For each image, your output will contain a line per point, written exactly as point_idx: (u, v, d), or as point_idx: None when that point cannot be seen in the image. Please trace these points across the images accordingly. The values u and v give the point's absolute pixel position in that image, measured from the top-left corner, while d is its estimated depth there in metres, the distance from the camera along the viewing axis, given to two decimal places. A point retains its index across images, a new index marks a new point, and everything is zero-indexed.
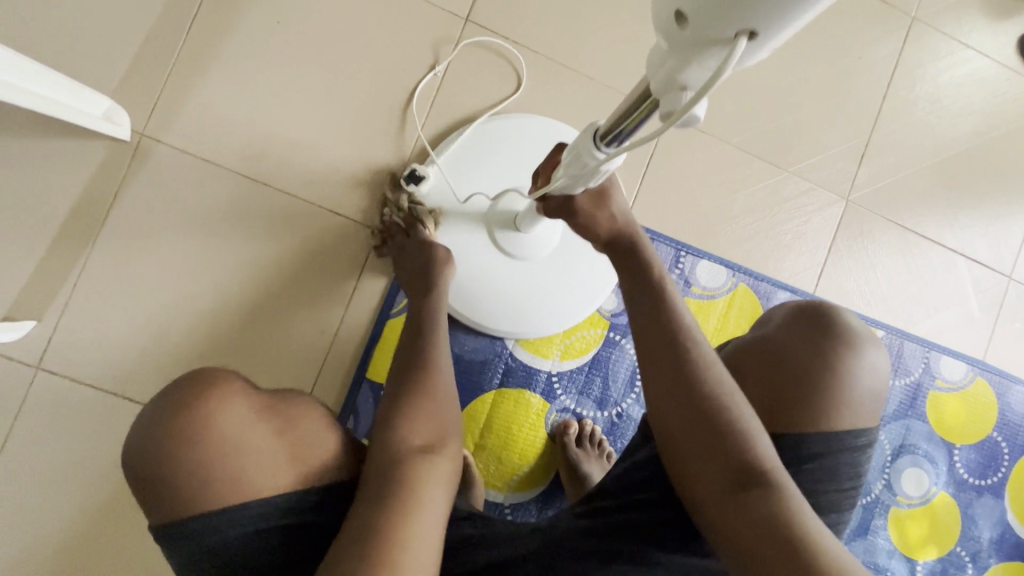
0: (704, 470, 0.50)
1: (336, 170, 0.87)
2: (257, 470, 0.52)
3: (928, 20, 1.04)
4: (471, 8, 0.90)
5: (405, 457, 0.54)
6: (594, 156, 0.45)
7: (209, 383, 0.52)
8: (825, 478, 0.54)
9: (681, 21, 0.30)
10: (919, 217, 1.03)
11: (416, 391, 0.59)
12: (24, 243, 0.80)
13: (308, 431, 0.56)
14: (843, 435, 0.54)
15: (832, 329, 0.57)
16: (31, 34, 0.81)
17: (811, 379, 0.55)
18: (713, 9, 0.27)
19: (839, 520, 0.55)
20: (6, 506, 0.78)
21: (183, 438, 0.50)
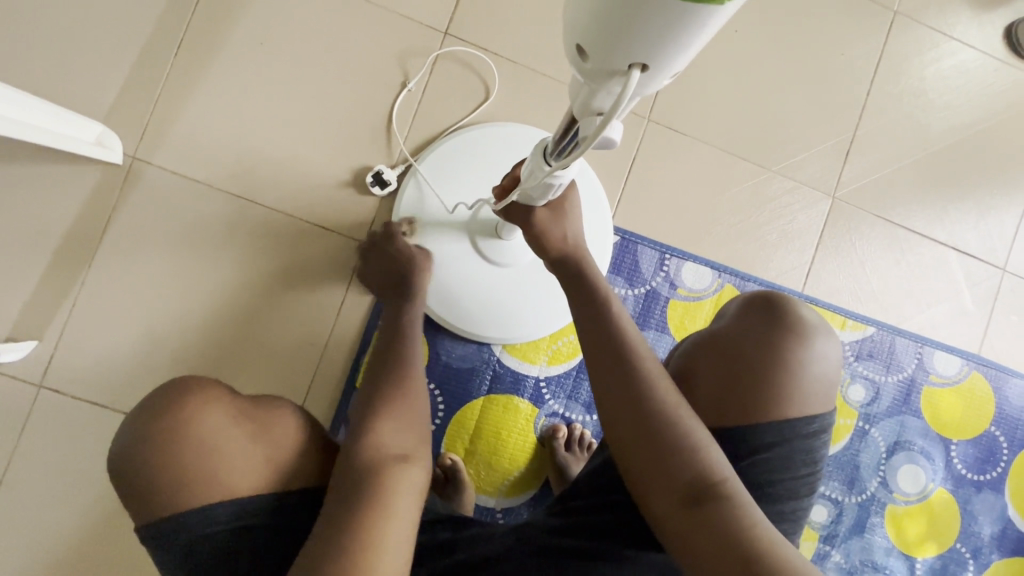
0: (657, 482, 0.51)
1: (322, 185, 0.89)
2: (233, 472, 0.54)
3: (910, 14, 1.03)
4: (449, 21, 0.92)
5: (380, 462, 0.54)
6: (544, 171, 0.48)
7: (193, 391, 0.55)
8: (781, 467, 0.55)
9: (581, 55, 0.32)
10: (908, 212, 1.03)
11: (389, 395, 0.60)
12: (25, 266, 0.83)
13: (284, 433, 0.57)
14: (796, 423, 0.55)
15: (780, 320, 0.57)
16: (26, 65, 0.84)
17: (759, 371, 0.55)
18: (603, 44, 0.29)
19: (797, 507, 0.56)
20: (14, 520, 0.81)
21: (166, 440, 0.53)
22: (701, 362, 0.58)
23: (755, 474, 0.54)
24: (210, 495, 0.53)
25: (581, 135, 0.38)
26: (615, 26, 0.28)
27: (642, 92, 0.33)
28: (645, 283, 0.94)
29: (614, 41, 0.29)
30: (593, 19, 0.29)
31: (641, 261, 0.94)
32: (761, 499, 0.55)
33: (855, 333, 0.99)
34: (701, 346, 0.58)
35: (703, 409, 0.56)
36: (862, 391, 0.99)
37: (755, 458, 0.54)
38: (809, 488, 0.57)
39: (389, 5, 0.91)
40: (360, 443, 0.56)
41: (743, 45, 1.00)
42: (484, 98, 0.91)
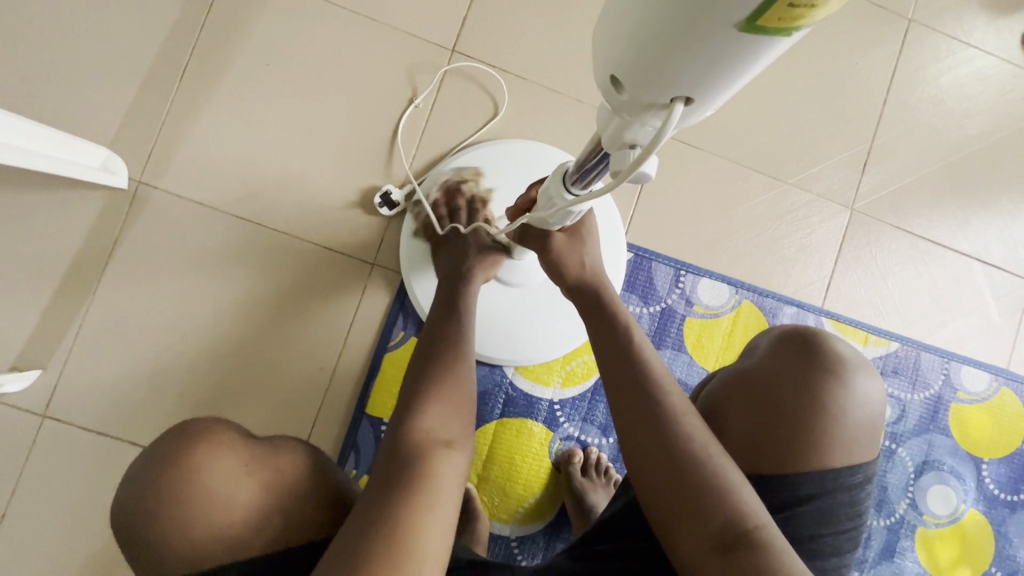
0: (689, 526, 0.48)
1: (329, 206, 0.87)
2: (243, 523, 0.52)
3: (924, 21, 1.01)
4: (456, 38, 0.91)
5: (427, 448, 0.53)
6: (564, 199, 0.46)
7: (200, 437, 0.53)
8: (824, 522, 0.52)
9: (617, 86, 0.30)
10: (929, 223, 1.00)
11: (440, 378, 0.58)
12: (28, 294, 0.82)
13: (295, 482, 0.55)
14: (840, 472, 0.52)
15: (817, 357, 0.54)
16: (31, 91, 0.83)
17: (797, 414, 0.53)
18: (645, 77, 0.28)
19: (841, 564, 0.54)
20: (16, 554, 0.78)
21: (172, 492, 0.50)
22: (735, 402, 0.55)
23: (797, 527, 0.52)
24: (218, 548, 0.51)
25: (611, 167, 0.36)
26: (659, 59, 0.26)
27: (679, 124, 0.32)
28: (660, 301, 0.91)
29: (658, 74, 0.27)
30: (634, 52, 0.27)
31: (656, 278, 0.91)
32: (804, 554, 0.52)
33: (879, 349, 0.96)
34: (731, 384, 0.56)
35: (738, 453, 0.54)
36: (888, 409, 0.95)
37: (797, 509, 0.51)
38: (853, 543, 0.54)
39: (396, 23, 0.90)
40: (409, 425, 0.54)
41: None
42: (492, 115, 0.90)
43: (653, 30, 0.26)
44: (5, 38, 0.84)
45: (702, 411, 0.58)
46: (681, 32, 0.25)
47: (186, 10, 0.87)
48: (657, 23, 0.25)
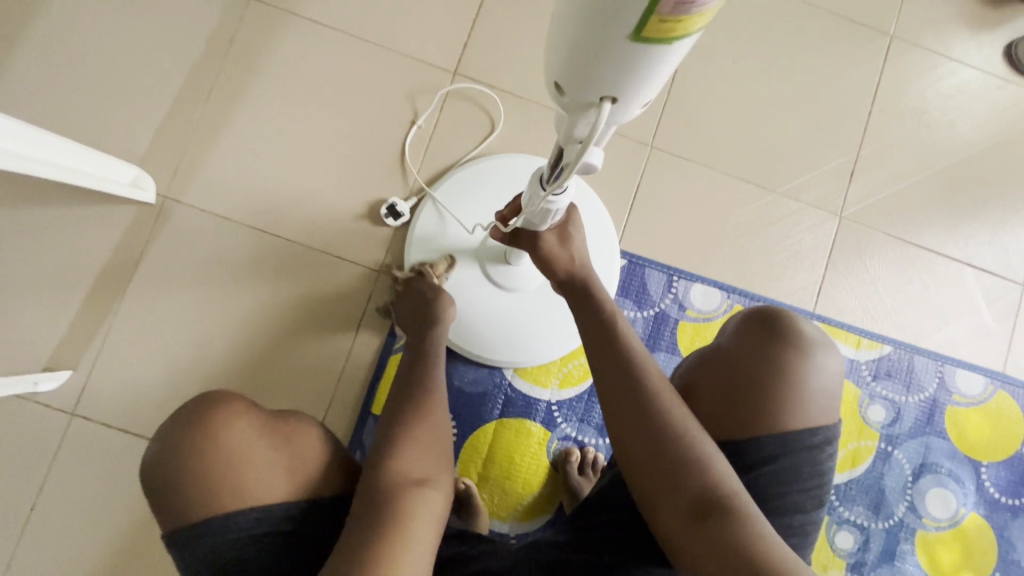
0: (668, 500, 0.52)
1: (339, 218, 0.93)
2: (255, 481, 0.56)
3: (907, 37, 1.06)
4: (458, 61, 0.97)
5: (403, 486, 0.55)
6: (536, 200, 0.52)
7: (220, 402, 0.58)
8: (786, 479, 0.55)
9: (559, 91, 0.37)
10: (918, 229, 1.03)
11: (414, 418, 0.61)
12: (62, 300, 0.88)
13: (304, 446, 0.59)
14: (799, 434, 0.55)
15: (778, 330, 0.57)
16: (71, 117, 0.92)
17: (761, 385, 0.55)
18: (578, 80, 0.35)
19: (806, 522, 0.55)
20: (43, 546, 0.83)
21: (195, 449, 0.55)
22: (705, 378, 0.58)
23: (760, 485, 0.54)
24: (236, 505, 0.55)
25: (566, 163, 0.42)
26: (583, 62, 0.33)
27: (615, 123, 0.38)
28: (654, 305, 0.95)
29: (587, 76, 0.34)
30: (566, 60, 0.34)
31: (649, 284, 0.95)
32: (769, 511, 0.54)
33: (871, 353, 0.98)
34: (707, 364, 0.59)
35: (706, 423, 0.57)
36: (882, 411, 0.97)
37: (758, 469, 0.54)
38: (816, 501, 0.56)
39: (402, 49, 0.97)
40: (385, 464, 0.57)
41: (741, 71, 1.03)
42: (492, 131, 0.96)
43: (575, 41, 0.33)
44: (50, 69, 0.92)
45: (678, 385, 0.61)
46: (598, 40, 0.32)
47: (212, 41, 0.95)
48: (578, 34, 0.32)
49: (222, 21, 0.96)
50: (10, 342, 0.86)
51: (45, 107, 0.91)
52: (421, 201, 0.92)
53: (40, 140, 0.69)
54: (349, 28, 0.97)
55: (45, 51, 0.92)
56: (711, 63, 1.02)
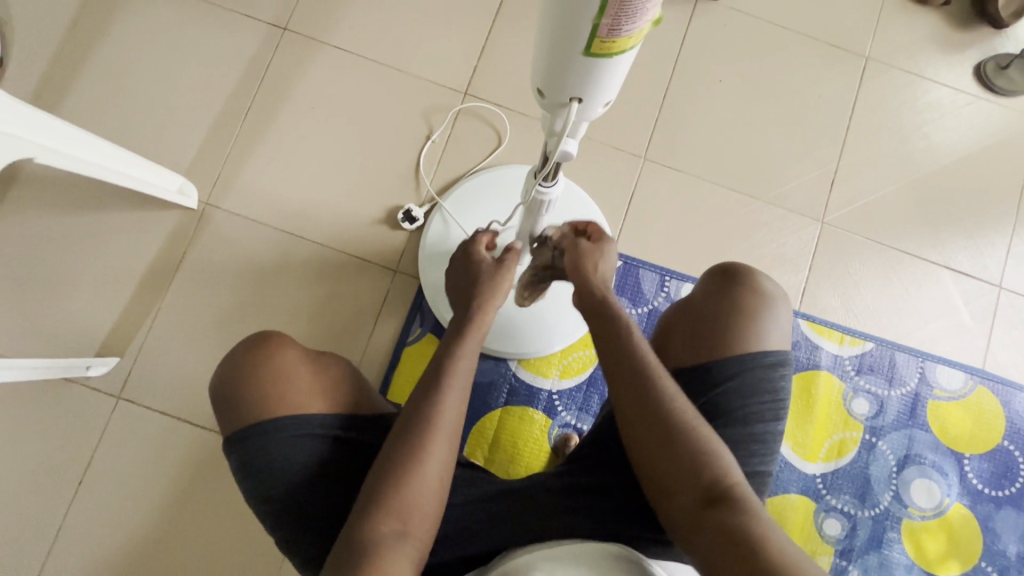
0: (682, 487, 0.58)
1: (360, 222, 1.03)
2: (298, 397, 0.65)
3: (882, 59, 1.15)
4: (469, 83, 1.08)
5: (381, 537, 0.55)
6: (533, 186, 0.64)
7: (277, 334, 0.69)
8: (745, 392, 0.64)
9: (539, 95, 0.48)
10: (898, 235, 1.10)
11: (410, 460, 0.58)
12: (112, 295, 0.98)
13: (339, 376, 0.69)
14: (753, 354, 0.64)
15: (735, 277, 0.67)
16: (126, 133, 1.03)
17: (719, 318, 0.65)
18: (551, 87, 0.46)
19: (768, 429, 0.64)
20: (88, 516, 0.92)
21: (254, 366, 0.65)
22: (677, 324, 0.68)
23: (722, 399, 0.63)
24: (290, 413, 0.64)
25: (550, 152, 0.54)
26: (552, 74, 0.45)
27: (584, 118, 0.49)
28: (647, 303, 1.02)
29: (557, 84, 0.45)
30: (541, 72, 0.46)
31: (643, 283, 1.03)
32: (732, 421, 0.63)
33: (854, 349, 1.04)
34: (676, 311, 0.69)
35: (680, 359, 0.67)
36: (866, 404, 1.02)
37: (721, 385, 0.63)
38: (775, 412, 0.65)
39: (418, 72, 1.08)
40: (371, 510, 0.56)
41: (727, 90, 1.12)
42: (499, 145, 1.06)
43: (545, 58, 0.44)
44: (110, 92, 1.05)
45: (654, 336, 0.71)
46: (561, 57, 0.43)
47: (250, 66, 1.07)
48: (545, 54, 0.44)
49: (260, 49, 1.08)
50: (66, 332, 0.96)
51: (104, 124, 1.03)
52: (434, 207, 1.02)
53: (94, 146, 0.79)
54: (371, 54, 1.08)
55: (106, 76, 1.05)
56: (699, 83, 1.12)
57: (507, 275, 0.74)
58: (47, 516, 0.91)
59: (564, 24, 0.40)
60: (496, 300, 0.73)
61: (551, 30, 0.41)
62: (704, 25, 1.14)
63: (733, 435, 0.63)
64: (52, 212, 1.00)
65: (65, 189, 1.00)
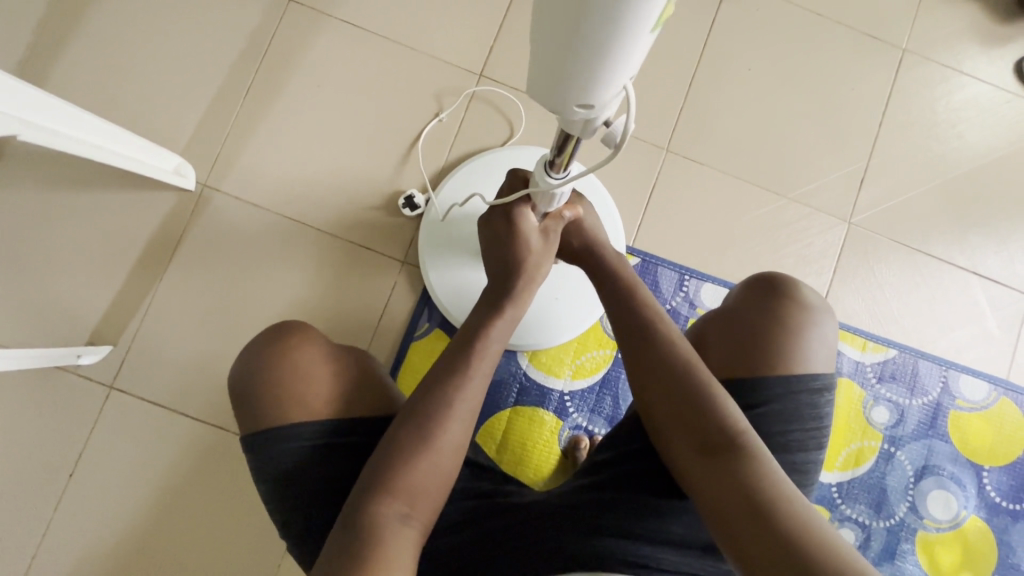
0: (718, 485, 0.54)
1: (366, 210, 0.98)
2: (315, 395, 0.63)
3: (918, 51, 1.09)
4: (484, 64, 1.02)
5: (385, 522, 0.52)
6: (548, 181, 0.58)
7: (297, 331, 0.67)
8: (789, 418, 0.60)
9: (585, 111, 0.40)
10: (927, 238, 1.05)
11: (422, 442, 0.56)
12: (104, 278, 0.93)
13: (358, 372, 0.66)
14: (801, 375, 0.61)
15: (785, 291, 0.64)
16: (119, 107, 0.97)
17: (763, 334, 0.62)
18: (610, 92, 0.38)
19: (807, 460, 0.61)
20: (79, 509, 0.88)
21: (274, 362, 0.64)
22: (713, 331, 0.66)
23: (765, 423, 0.60)
24: (308, 419, 0.62)
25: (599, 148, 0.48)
26: (595, 87, 0.37)
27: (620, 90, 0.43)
28: (665, 303, 0.98)
29: (617, 86, 0.38)
30: (593, 89, 0.37)
31: (661, 282, 0.99)
32: (773, 448, 0.60)
33: (876, 355, 1.01)
34: (714, 319, 0.67)
35: (712, 369, 0.64)
36: (886, 413, 0.99)
37: (762, 407, 0.60)
38: (818, 442, 0.61)
39: (431, 51, 1.02)
40: (378, 492, 0.54)
41: (755, 79, 1.06)
42: (514, 132, 1.00)
43: (586, 74, 0.35)
44: (103, 63, 0.98)
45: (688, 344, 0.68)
46: (619, 60, 0.35)
47: (252, 39, 1.00)
48: (592, 74, 0.35)
49: (263, 20, 1.01)
50: (57, 317, 0.92)
51: (95, 97, 0.97)
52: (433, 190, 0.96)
53: (92, 125, 0.74)
54: (380, 30, 1.02)
55: (99, 45, 0.98)
56: (726, 72, 1.06)
57: (552, 240, 0.68)
58: (36, 509, 0.88)
59: (618, 25, 0.32)
60: (540, 274, 0.68)
61: (595, 38, 0.33)
62: (734, 10, 1.08)
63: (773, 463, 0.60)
64: (41, 189, 0.94)
65: (55, 165, 0.95)
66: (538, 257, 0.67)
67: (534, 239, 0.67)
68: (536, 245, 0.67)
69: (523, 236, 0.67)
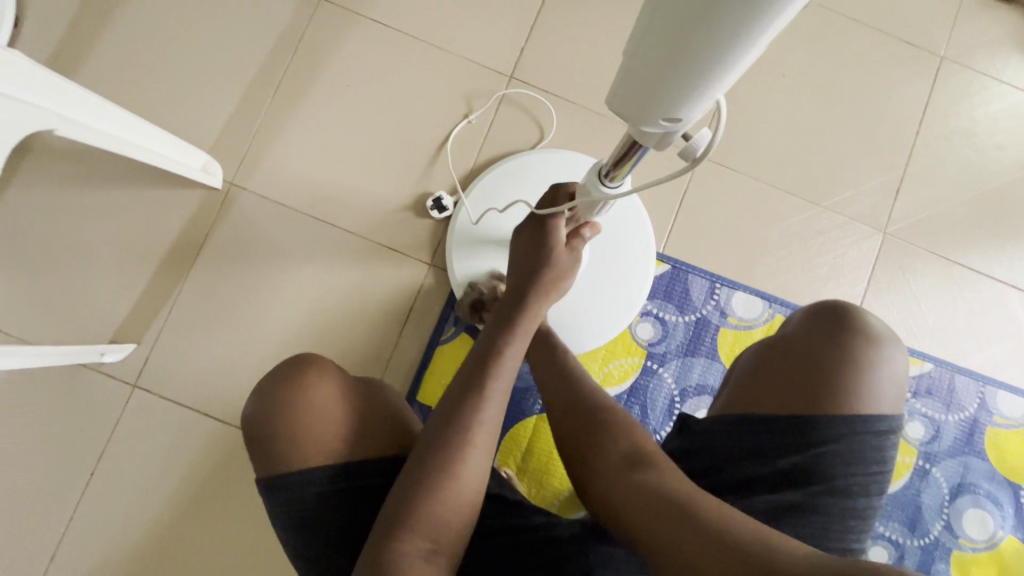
0: (642, 505, 0.55)
1: (393, 211, 0.96)
2: (331, 436, 0.61)
3: (956, 58, 1.07)
4: (515, 66, 1.01)
5: (409, 557, 0.50)
6: (600, 190, 0.56)
7: (312, 366, 0.64)
8: (850, 460, 0.60)
9: (667, 121, 0.38)
10: (964, 249, 1.03)
11: (442, 469, 0.54)
12: (130, 276, 0.93)
13: (373, 410, 0.65)
14: (868, 418, 0.60)
15: (852, 326, 0.62)
16: (147, 104, 0.97)
17: (829, 371, 0.60)
18: (697, 107, 0.36)
19: (868, 505, 0.60)
20: (99, 508, 0.87)
21: (288, 403, 0.61)
22: (769, 362, 0.64)
23: (824, 463, 0.59)
24: (324, 462, 0.61)
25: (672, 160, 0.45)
26: (679, 104, 0.36)
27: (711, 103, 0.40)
28: (695, 311, 0.96)
29: (707, 101, 0.36)
30: (680, 100, 0.35)
31: (691, 290, 0.97)
32: (832, 491, 0.59)
33: (911, 369, 0.98)
34: (770, 350, 0.65)
35: (769, 403, 0.62)
36: (921, 428, 0.97)
37: (820, 448, 0.59)
38: (879, 487, 0.61)
39: (461, 52, 1.01)
40: (401, 525, 0.52)
41: (789, 85, 1.04)
42: (544, 136, 0.99)
43: (674, 89, 0.34)
44: (132, 59, 0.98)
45: (738, 376, 0.67)
46: (717, 76, 0.33)
47: (282, 37, 1.00)
48: (682, 84, 0.34)
49: (294, 19, 1.00)
50: (81, 314, 0.91)
51: (124, 92, 0.97)
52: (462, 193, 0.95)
53: (117, 118, 0.73)
54: (411, 30, 1.01)
55: (129, 41, 0.98)
56: (759, 77, 1.04)
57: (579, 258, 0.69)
58: (57, 507, 0.87)
59: (724, 41, 0.30)
60: (558, 291, 0.68)
61: (697, 50, 0.31)
62: None
63: (835, 508, 0.59)
64: (69, 185, 0.93)
65: (83, 160, 0.94)
66: (562, 270, 0.67)
67: (561, 252, 0.67)
68: (563, 259, 0.67)
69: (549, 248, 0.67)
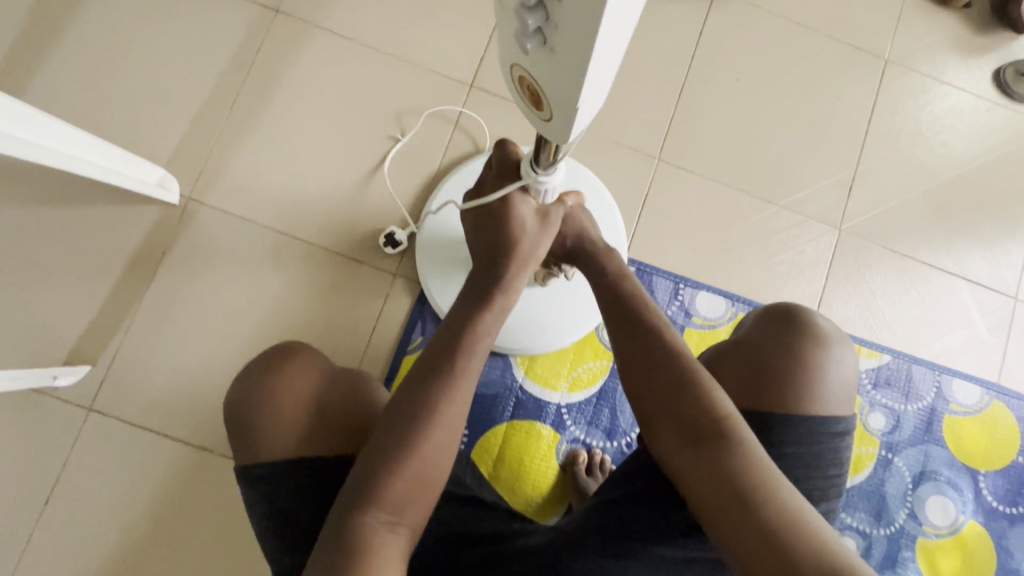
0: (708, 490, 0.53)
1: (357, 222, 0.96)
2: (285, 430, 0.61)
3: (900, 61, 1.11)
4: (475, 75, 1.01)
5: (374, 530, 0.50)
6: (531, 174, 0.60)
7: (290, 354, 0.65)
8: (810, 463, 0.61)
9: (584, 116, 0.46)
10: (915, 243, 1.06)
11: (413, 441, 0.53)
12: (83, 295, 0.90)
13: (335, 403, 0.64)
14: (824, 420, 0.61)
15: (800, 327, 0.64)
16: (100, 119, 0.95)
17: (781, 370, 0.62)
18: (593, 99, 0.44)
19: (828, 509, 0.63)
20: (54, 536, 0.84)
21: (263, 389, 0.63)
22: (728, 359, 0.65)
23: (788, 465, 0.60)
24: (278, 457, 0.61)
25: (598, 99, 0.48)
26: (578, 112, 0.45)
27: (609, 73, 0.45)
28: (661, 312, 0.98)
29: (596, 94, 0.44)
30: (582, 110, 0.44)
31: (656, 291, 0.98)
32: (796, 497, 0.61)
33: (871, 361, 1.01)
34: (729, 349, 0.66)
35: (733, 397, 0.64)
36: (882, 418, 0.99)
37: (782, 450, 0.60)
38: (837, 491, 0.63)
39: (421, 62, 1.01)
40: (367, 501, 0.51)
41: (743, 89, 1.07)
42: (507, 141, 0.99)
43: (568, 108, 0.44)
44: (83, 74, 0.96)
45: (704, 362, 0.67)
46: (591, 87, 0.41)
47: (239, 50, 0.99)
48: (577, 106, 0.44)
49: (251, 31, 1.00)
50: (32, 337, 0.88)
51: (75, 108, 0.95)
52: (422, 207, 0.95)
53: (74, 139, 0.72)
54: (371, 41, 1.01)
55: (80, 56, 0.96)
56: (714, 82, 1.07)
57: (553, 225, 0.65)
58: (8, 540, 0.83)
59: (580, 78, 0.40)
60: (536, 257, 0.65)
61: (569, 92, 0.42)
62: (720, 22, 1.09)
63: None
64: (16, 205, 0.91)
65: (32, 179, 0.92)
66: (533, 239, 0.64)
67: (523, 215, 0.64)
68: (533, 224, 0.64)
69: (516, 217, 0.63)
